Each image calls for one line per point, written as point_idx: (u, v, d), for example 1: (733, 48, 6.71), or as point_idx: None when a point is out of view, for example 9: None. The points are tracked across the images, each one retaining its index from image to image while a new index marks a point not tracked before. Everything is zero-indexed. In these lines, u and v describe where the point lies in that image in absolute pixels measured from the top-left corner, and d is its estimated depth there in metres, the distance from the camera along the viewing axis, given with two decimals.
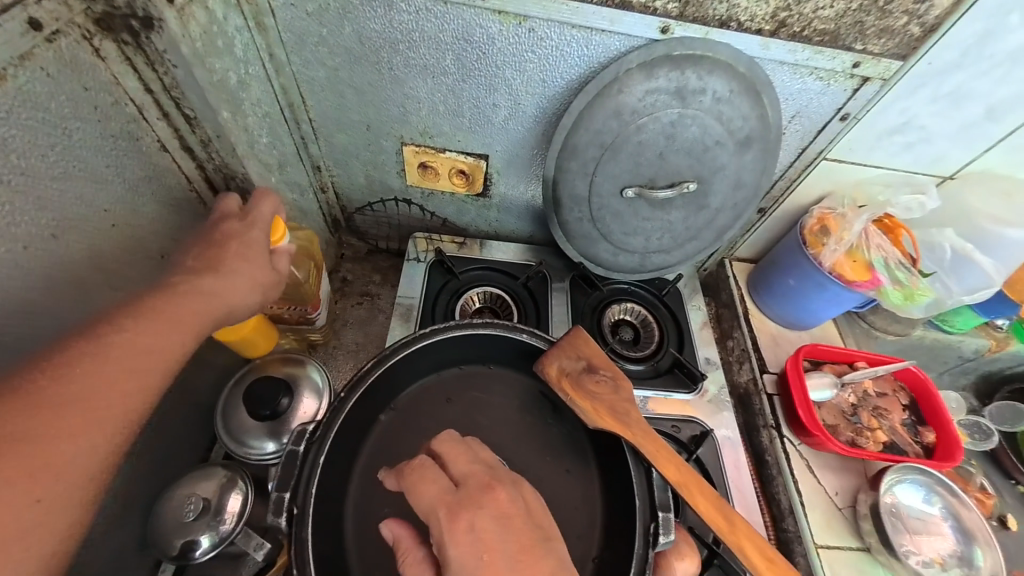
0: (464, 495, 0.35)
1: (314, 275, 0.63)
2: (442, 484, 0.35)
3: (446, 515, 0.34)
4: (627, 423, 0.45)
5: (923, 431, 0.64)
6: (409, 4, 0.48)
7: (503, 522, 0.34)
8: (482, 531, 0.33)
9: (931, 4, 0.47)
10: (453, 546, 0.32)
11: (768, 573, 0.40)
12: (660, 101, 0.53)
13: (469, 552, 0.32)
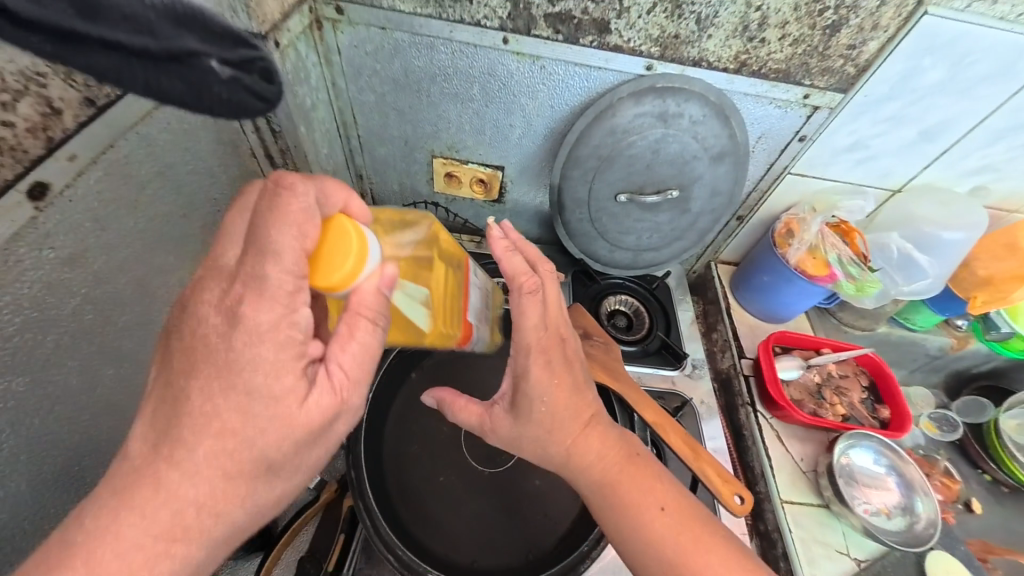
0: (547, 338, 0.46)
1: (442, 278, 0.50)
2: (540, 321, 0.46)
3: (537, 346, 0.45)
4: (615, 376, 0.56)
5: (878, 408, 0.75)
6: (447, 47, 0.62)
7: (567, 361, 0.48)
8: (556, 368, 0.46)
9: (860, 50, 0.59)
10: (535, 364, 0.45)
11: (724, 489, 0.50)
12: (646, 122, 0.65)
13: (544, 370, 0.46)
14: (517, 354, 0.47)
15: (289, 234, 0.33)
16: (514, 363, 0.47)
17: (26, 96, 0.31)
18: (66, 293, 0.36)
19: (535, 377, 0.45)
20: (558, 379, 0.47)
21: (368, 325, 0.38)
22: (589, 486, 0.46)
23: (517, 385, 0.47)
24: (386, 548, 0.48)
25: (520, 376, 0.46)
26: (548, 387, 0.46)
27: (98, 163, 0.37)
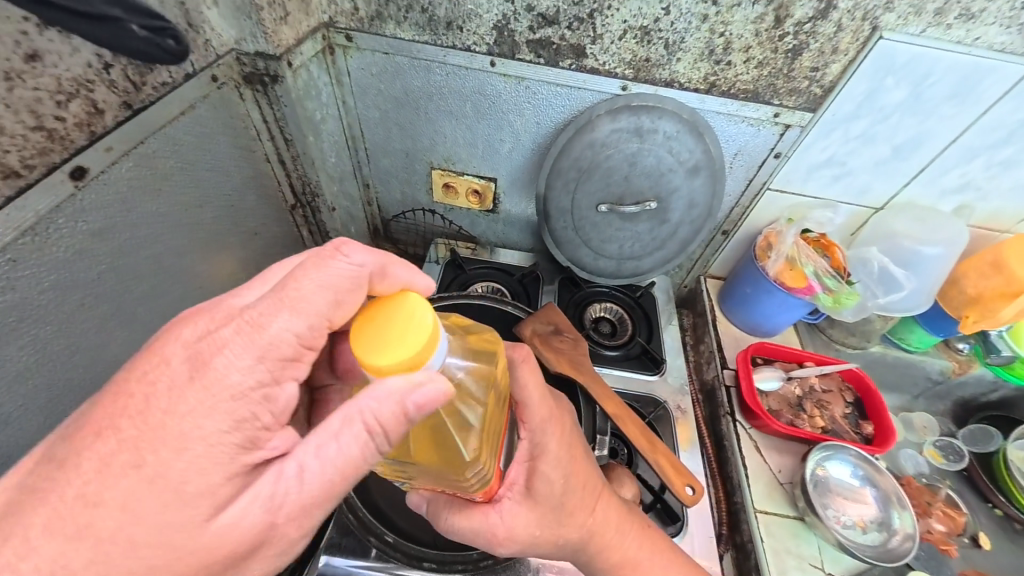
0: (550, 416, 0.49)
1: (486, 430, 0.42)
2: (543, 403, 0.49)
3: (548, 425, 0.49)
4: (580, 368, 0.61)
5: (862, 423, 0.74)
6: (442, 69, 0.69)
7: (576, 429, 0.52)
8: (569, 444, 0.50)
9: (824, 72, 0.63)
10: (555, 440, 0.49)
11: (676, 477, 0.55)
12: (622, 137, 0.70)
13: (563, 446, 0.49)
14: (533, 433, 0.49)
15: (327, 298, 0.35)
16: (529, 445, 0.49)
17: (77, 98, 0.39)
18: (92, 260, 0.43)
19: (555, 454, 0.49)
20: (575, 450, 0.50)
21: (360, 433, 0.34)
22: (602, 544, 0.52)
23: (530, 462, 0.49)
24: (349, 508, 0.56)
25: (538, 453, 0.49)
26: (568, 462, 0.49)
27: (129, 154, 0.44)
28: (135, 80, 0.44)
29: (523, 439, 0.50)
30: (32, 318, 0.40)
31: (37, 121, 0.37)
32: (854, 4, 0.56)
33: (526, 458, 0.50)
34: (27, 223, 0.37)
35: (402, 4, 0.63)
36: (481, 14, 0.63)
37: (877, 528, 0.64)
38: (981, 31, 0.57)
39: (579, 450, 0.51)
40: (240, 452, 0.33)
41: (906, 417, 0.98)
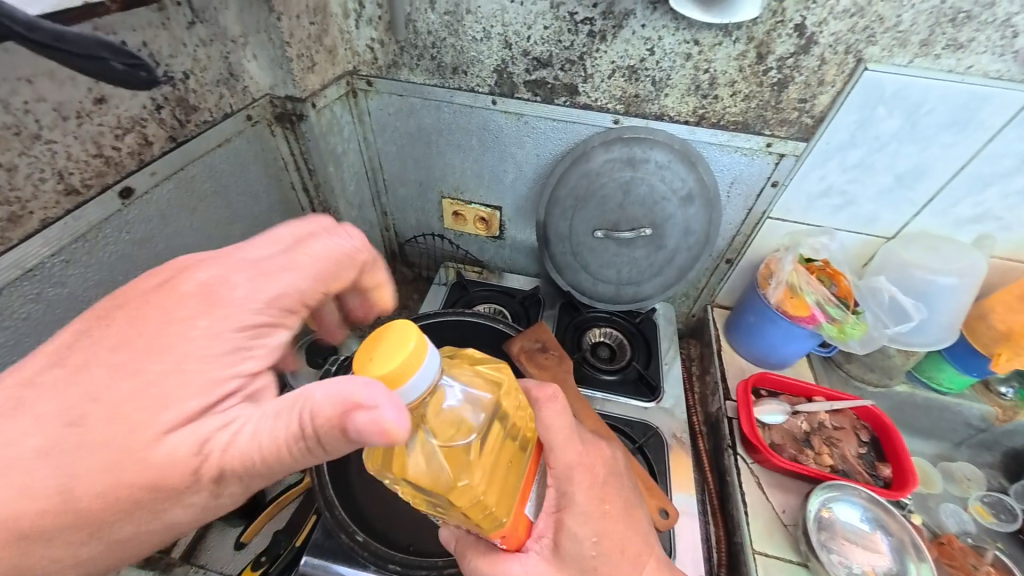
0: (583, 459, 0.49)
1: (499, 470, 0.43)
2: (575, 446, 0.49)
3: (579, 470, 0.48)
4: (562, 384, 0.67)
5: (879, 465, 0.69)
6: (450, 108, 0.77)
7: (609, 481, 0.51)
8: (603, 491, 0.49)
9: (813, 103, 0.64)
10: (582, 493, 0.48)
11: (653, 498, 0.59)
12: (615, 166, 0.73)
13: (591, 499, 0.48)
14: (559, 480, 0.48)
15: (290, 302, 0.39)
16: (557, 493, 0.48)
17: (132, 133, 0.48)
18: (131, 264, 0.51)
19: (583, 507, 0.47)
20: (605, 503, 0.49)
21: (292, 429, 0.34)
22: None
23: (557, 514, 0.48)
24: (326, 506, 0.58)
25: (565, 504, 0.48)
26: (596, 518, 0.48)
27: (170, 178, 0.53)
28: (181, 118, 0.53)
29: (550, 487, 0.49)
30: (77, 309, 0.47)
31: (98, 150, 0.46)
32: (835, 39, 0.58)
33: (554, 508, 0.49)
34: (80, 230, 0.45)
35: (414, 53, 0.71)
36: (483, 60, 0.70)
37: None
38: (973, 59, 0.57)
39: (610, 504, 0.49)
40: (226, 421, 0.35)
41: (945, 467, 0.89)
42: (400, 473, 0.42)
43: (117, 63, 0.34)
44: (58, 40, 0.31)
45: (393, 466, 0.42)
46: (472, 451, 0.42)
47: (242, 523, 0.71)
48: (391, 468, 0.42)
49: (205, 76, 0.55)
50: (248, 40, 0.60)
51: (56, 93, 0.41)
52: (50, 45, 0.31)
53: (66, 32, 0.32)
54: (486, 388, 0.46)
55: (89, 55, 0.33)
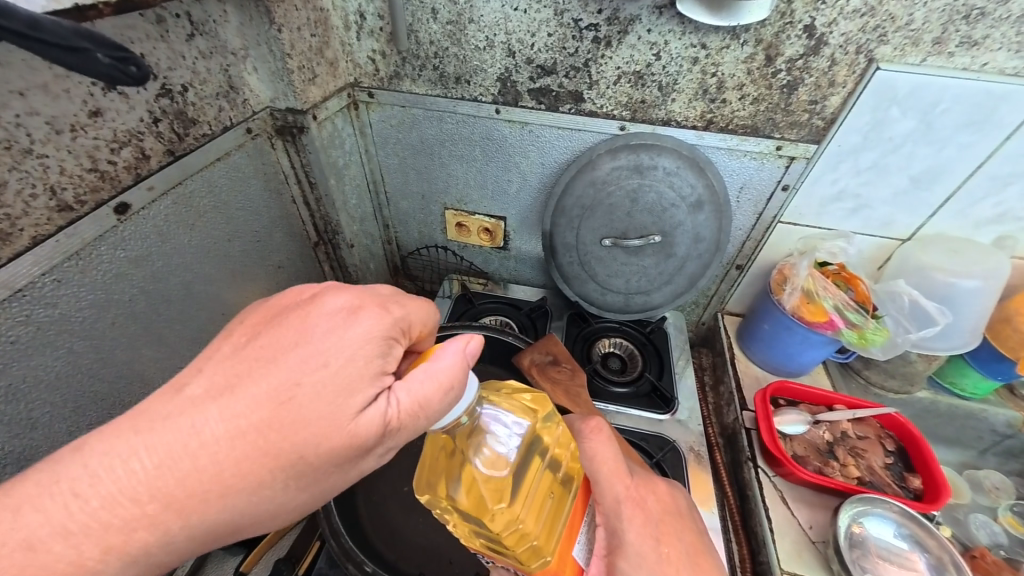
0: (636, 497, 0.49)
1: (539, 498, 0.44)
2: (627, 482, 0.49)
3: (631, 507, 0.48)
4: (574, 400, 0.66)
5: (908, 477, 0.66)
6: (453, 118, 0.75)
7: (666, 521, 0.49)
8: (659, 528, 0.48)
9: (824, 105, 0.63)
10: (633, 531, 0.47)
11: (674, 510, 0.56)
12: (623, 174, 0.72)
13: (644, 539, 0.47)
14: (608, 518, 0.49)
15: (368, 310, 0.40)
16: (609, 533, 0.49)
17: (128, 146, 0.47)
18: (127, 283, 0.49)
19: (636, 548, 0.47)
20: (661, 545, 0.47)
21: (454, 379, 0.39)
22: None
23: (610, 555, 0.48)
24: (332, 535, 0.55)
25: (617, 545, 0.48)
26: (651, 561, 0.46)
27: (168, 194, 0.52)
28: (180, 131, 0.52)
29: (600, 527, 0.50)
30: (68, 331, 0.45)
31: (93, 164, 0.44)
32: (845, 39, 0.57)
33: (605, 550, 0.49)
34: (72, 248, 0.43)
35: (416, 64, 0.71)
36: (486, 69, 0.69)
37: None
38: (988, 57, 0.56)
39: (669, 547, 0.47)
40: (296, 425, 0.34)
41: (972, 476, 0.85)
42: (448, 500, 0.44)
43: (101, 55, 0.33)
44: (33, 28, 0.29)
45: (441, 495, 0.44)
46: (514, 480, 0.44)
47: (241, 552, 0.67)
48: (439, 496, 0.44)
49: (204, 89, 0.54)
50: (248, 53, 0.59)
51: (51, 106, 0.40)
52: (25, 34, 0.29)
53: (41, 20, 0.29)
54: (527, 416, 0.47)
55: (71, 47, 0.31)
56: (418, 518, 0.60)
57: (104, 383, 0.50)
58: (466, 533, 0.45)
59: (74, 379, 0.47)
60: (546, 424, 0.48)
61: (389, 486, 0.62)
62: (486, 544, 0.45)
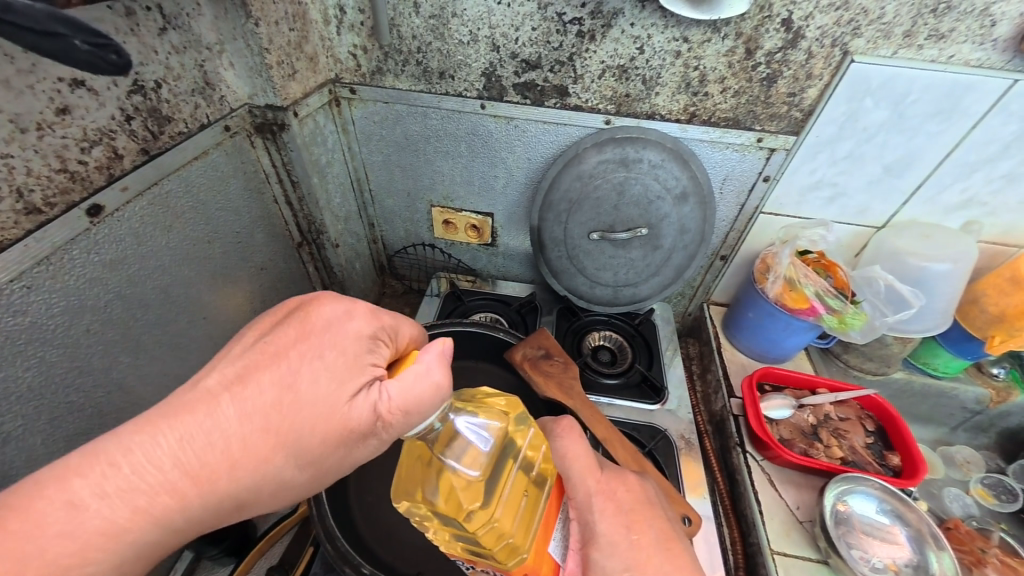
0: (604, 482, 0.50)
1: (513, 498, 0.44)
2: (591, 470, 0.50)
3: (600, 495, 0.49)
4: (569, 393, 0.66)
5: (886, 455, 0.69)
6: (437, 114, 0.74)
7: (636, 510, 0.49)
8: (629, 515, 0.48)
9: (801, 97, 0.64)
10: (603, 521, 0.47)
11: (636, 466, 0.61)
12: (609, 167, 0.72)
13: (615, 528, 0.47)
14: (581, 511, 0.49)
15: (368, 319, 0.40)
16: (582, 525, 0.49)
17: (100, 145, 0.45)
18: (103, 288, 0.48)
19: (607, 538, 0.47)
20: (631, 532, 0.47)
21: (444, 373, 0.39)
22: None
23: (584, 548, 0.48)
24: (326, 538, 0.52)
25: (590, 536, 0.47)
26: (623, 548, 0.46)
27: (143, 194, 0.50)
28: (154, 130, 0.50)
29: (575, 521, 0.49)
30: (40, 340, 0.43)
31: (62, 165, 0.42)
32: (821, 33, 0.58)
33: (580, 543, 0.48)
34: (42, 253, 0.41)
35: (399, 59, 0.69)
36: (470, 63, 0.68)
37: (913, 572, 0.58)
38: (955, 49, 0.58)
39: (639, 533, 0.47)
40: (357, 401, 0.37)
41: (944, 452, 0.90)
42: (426, 507, 0.44)
43: (80, 42, 0.33)
44: (5, 10, 0.29)
45: (419, 500, 0.44)
46: (488, 480, 0.44)
47: (231, 562, 0.65)
48: (417, 501, 0.44)
49: (179, 85, 0.52)
50: (224, 48, 0.57)
51: (13, 103, 0.37)
52: (0, 17, 0.29)
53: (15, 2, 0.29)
54: (499, 420, 0.47)
55: (47, 32, 0.31)
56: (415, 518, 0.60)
57: (81, 393, 0.48)
58: (445, 539, 0.46)
59: (47, 391, 0.45)
60: (519, 426, 0.48)
61: (384, 486, 0.62)
62: (466, 548, 0.45)
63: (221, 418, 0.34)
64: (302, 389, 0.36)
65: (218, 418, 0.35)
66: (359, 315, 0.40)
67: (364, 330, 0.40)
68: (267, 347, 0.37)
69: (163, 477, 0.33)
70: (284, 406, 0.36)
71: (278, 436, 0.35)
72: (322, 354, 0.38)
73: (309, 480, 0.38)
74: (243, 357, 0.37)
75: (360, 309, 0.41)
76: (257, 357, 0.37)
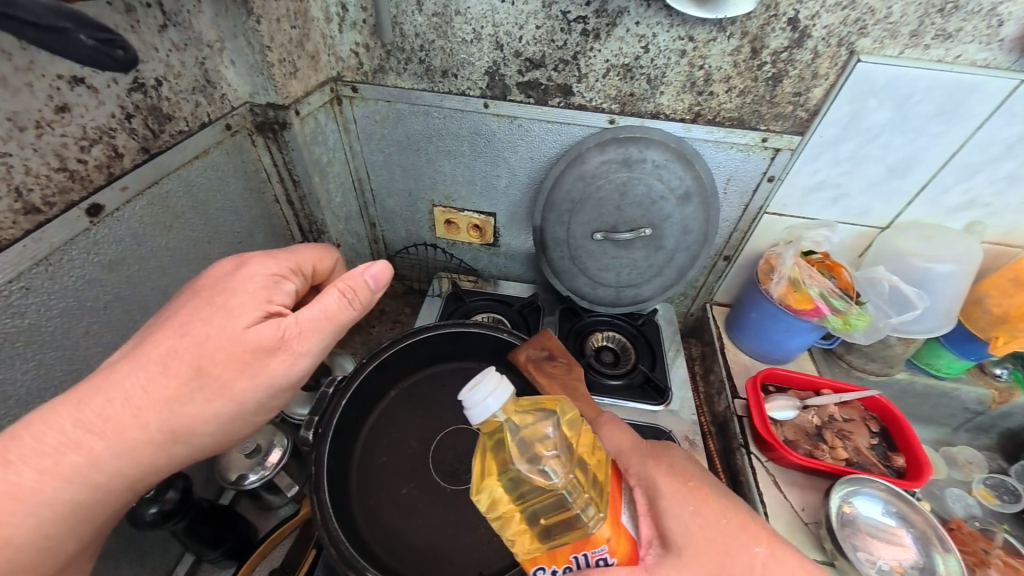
0: (648, 446, 0.52)
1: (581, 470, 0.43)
2: (631, 440, 0.53)
3: (648, 457, 0.51)
4: (573, 395, 0.66)
5: (891, 456, 0.69)
6: (440, 113, 0.74)
7: (685, 465, 0.51)
8: (681, 469, 0.50)
9: (806, 97, 0.64)
10: (661, 475, 0.49)
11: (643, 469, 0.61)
12: (612, 167, 0.72)
13: (673, 479, 0.48)
14: (638, 473, 0.50)
15: (265, 264, 0.45)
16: (642, 487, 0.49)
17: (99, 144, 0.44)
18: (101, 289, 0.47)
19: (669, 490, 0.47)
20: (689, 482, 0.49)
21: (343, 296, 0.45)
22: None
23: (652, 509, 0.47)
24: (329, 542, 0.51)
25: (653, 494, 0.48)
26: (687, 496, 0.47)
27: (143, 194, 0.49)
28: (154, 128, 0.49)
29: (634, 488, 0.49)
30: (37, 342, 0.43)
31: (61, 163, 0.41)
32: (828, 32, 0.58)
33: (646, 507, 0.48)
34: (41, 254, 0.41)
35: (401, 57, 0.69)
36: (473, 62, 0.68)
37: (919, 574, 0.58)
38: (961, 49, 0.58)
39: (696, 484, 0.49)
40: (256, 328, 0.41)
41: (947, 452, 0.89)
42: (498, 499, 0.43)
43: (84, 38, 0.33)
44: (7, 5, 0.29)
45: (491, 494, 0.43)
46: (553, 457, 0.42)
47: (232, 565, 0.65)
48: (489, 496, 0.43)
49: (179, 83, 0.51)
50: (225, 45, 0.56)
51: (12, 102, 0.37)
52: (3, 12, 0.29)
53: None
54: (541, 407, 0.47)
55: (48, 26, 0.31)
56: (418, 520, 0.60)
57: None
58: (524, 535, 0.43)
59: (45, 394, 0.45)
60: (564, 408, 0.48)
61: (386, 489, 0.62)
62: (545, 541, 0.42)
63: (118, 380, 0.38)
64: (190, 333, 0.40)
65: (117, 381, 0.39)
66: (251, 262, 0.45)
67: (263, 272, 0.44)
68: (161, 315, 0.42)
69: (72, 436, 0.37)
70: (177, 351, 0.40)
71: (177, 377, 0.39)
72: (212, 302, 0.42)
73: (233, 408, 0.42)
74: (134, 334, 0.41)
75: (253, 257, 0.46)
76: (148, 327, 0.41)
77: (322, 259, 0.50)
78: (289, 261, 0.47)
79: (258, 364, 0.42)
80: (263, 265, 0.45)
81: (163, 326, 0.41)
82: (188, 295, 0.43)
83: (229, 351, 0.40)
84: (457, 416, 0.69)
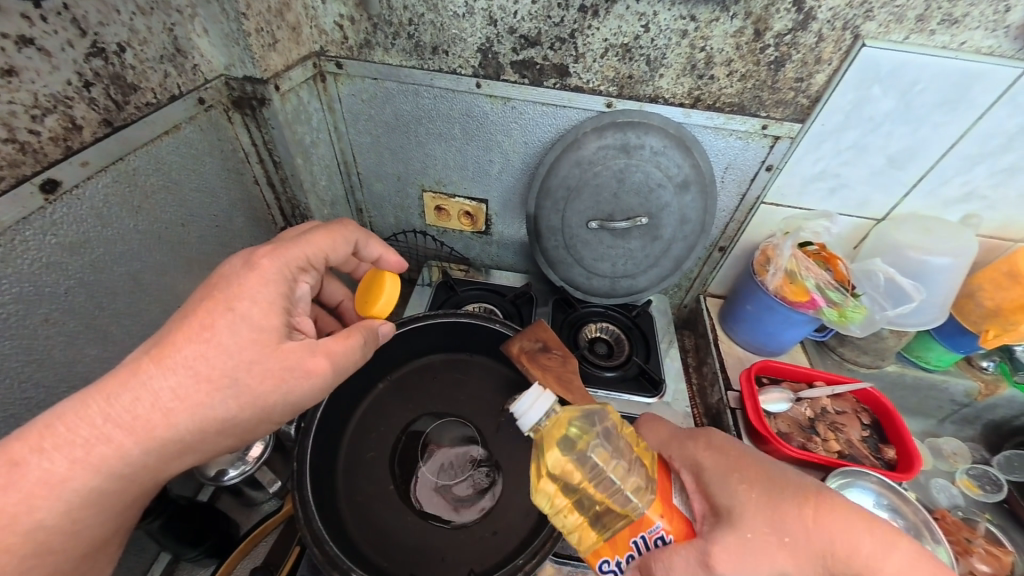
0: (684, 432, 0.54)
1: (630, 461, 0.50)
2: (668, 429, 0.55)
3: (684, 441, 0.52)
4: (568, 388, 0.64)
5: (882, 448, 0.69)
6: (430, 93, 0.70)
7: (725, 442, 0.52)
8: (720, 446, 0.51)
9: (809, 83, 0.62)
10: (702, 453, 0.50)
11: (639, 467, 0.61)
12: (609, 154, 0.69)
13: (714, 455, 0.50)
14: (680, 456, 0.51)
15: (279, 263, 0.43)
16: (686, 468, 0.50)
17: (54, 113, 0.40)
18: (62, 274, 0.43)
19: (712, 465, 0.49)
20: (730, 456, 0.49)
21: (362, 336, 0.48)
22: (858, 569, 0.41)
23: (701, 488, 0.48)
24: (313, 541, 0.49)
25: (699, 473, 0.49)
26: (729, 469, 0.48)
27: (108, 169, 0.45)
28: (117, 99, 0.45)
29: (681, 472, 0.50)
30: None
31: (9, 133, 0.37)
32: (833, 14, 0.56)
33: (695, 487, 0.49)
34: None
35: (388, 31, 0.65)
36: (465, 38, 0.64)
37: None
38: (967, 35, 0.56)
39: (738, 457, 0.49)
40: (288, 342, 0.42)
41: (932, 443, 0.90)
42: (557, 493, 0.49)
43: None
44: None
45: (552, 491, 0.49)
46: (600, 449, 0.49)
47: (213, 562, 0.62)
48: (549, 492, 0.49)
49: (145, 50, 0.47)
50: (196, 12, 0.52)
51: None
52: None
53: None
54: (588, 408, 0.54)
55: None
56: (407, 517, 0.58)
57: (39, 386, 0.44)
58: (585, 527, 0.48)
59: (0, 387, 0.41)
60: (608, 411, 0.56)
61: (374, 485, 0.60)
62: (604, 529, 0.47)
63: (147, 382, 0.37)
64: (219, 338, 0.39)
65: (146, 382, 0.37)
66: (261, 261, 0.43)
67: (276, 273, 0.43)
68: (184, 314, 0.40)
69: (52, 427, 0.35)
70: (204, 358, 0.38)
71: (210, 381, 0.39)
72: (232, 307, 0.40)
73: (246, 416, 0.41)
74: (154, 334, 0.39)
75: (261, 252, 0.43)
76: (173, 327, 0.39)
77: (331, 249, 0.49)
78: (297, 258, 0.45)
79: (276, 374, 0.41)
80: (275, 263, 0.43)
81: (183, 325, 0.39)
82: (203, 296, 0.41)
83: (247, 360, 0.39)
84: (447, 408, 0.67)
